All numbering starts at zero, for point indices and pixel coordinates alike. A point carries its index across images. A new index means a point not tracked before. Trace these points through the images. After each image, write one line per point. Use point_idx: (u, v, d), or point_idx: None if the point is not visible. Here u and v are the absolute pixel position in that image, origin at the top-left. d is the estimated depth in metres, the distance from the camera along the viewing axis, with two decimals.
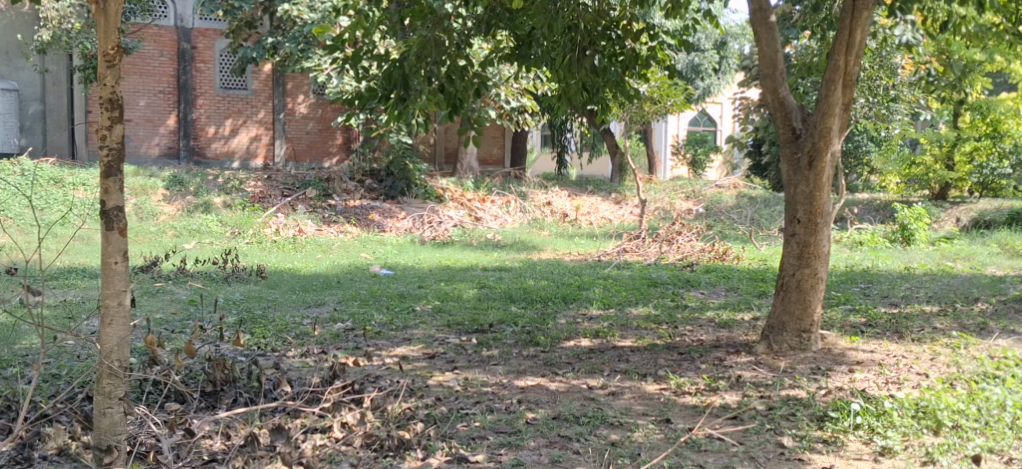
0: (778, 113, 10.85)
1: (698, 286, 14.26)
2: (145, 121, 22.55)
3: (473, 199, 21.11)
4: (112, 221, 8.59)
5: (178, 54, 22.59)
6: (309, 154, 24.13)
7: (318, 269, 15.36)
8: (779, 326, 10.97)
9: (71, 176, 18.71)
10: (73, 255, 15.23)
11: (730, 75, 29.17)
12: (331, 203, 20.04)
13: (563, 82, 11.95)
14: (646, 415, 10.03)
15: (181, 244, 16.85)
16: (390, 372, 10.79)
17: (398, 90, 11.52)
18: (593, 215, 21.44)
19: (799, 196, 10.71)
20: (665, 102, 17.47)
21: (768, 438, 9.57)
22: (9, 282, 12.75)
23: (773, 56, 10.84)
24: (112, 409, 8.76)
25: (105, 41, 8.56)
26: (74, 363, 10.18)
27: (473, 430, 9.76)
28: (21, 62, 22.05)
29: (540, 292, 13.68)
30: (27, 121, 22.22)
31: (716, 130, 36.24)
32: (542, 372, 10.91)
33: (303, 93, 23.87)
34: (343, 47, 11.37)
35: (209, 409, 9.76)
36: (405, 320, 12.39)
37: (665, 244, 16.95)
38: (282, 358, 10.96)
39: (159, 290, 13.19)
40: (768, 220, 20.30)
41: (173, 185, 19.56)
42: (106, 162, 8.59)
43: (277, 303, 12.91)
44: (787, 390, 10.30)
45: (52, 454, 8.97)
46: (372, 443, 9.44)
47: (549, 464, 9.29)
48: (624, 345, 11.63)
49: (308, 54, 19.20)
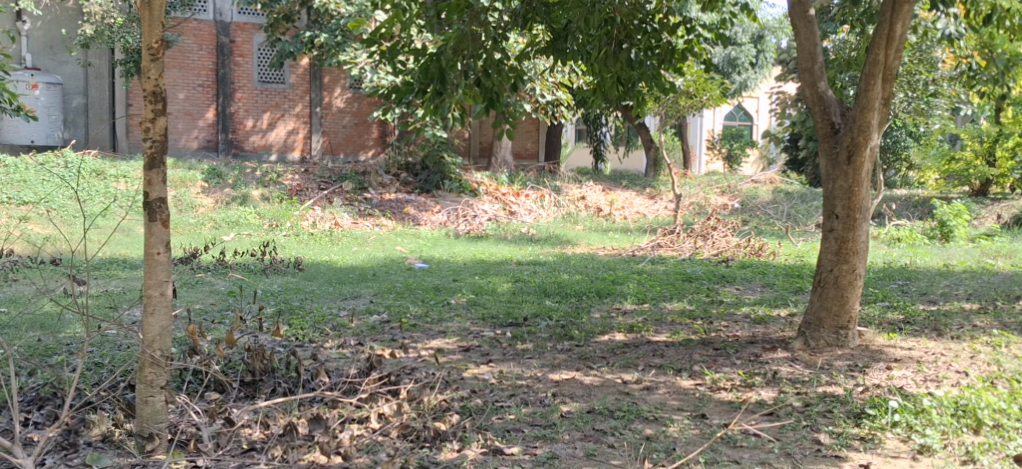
0: (817, 107, 10.84)
1: (734, 281, 14.24)
2: (183, 115, 22.73)
3: (508, 193, 21.13)
4: (155, 212, 8.70)
5: (217, 48, 22.75)
6: (345, 147, 24.19)
7: (354, 262, 15.39)
8: (816, 322, 10.94)
9: (112, 168, 18.85)
10: (114, 247, 15.40)
11: (767, 69, 29.08)
12: (366, 196, 20.13)
13: (600, 76, 12.05)
14: (681, 410, 10.04)
15: (220, 236, 16.97)
16: (426, 365, 10.87)
17: (435, 84, 11.56)
18: (628, 210, 21.45)
19: (837, 191, 10.68)
20: (701, 96, 17.40)
21: (805, 435, 9.57)
22: (53, 272, 12.92)
23: (812, 49, 10.80)
24: (154, 397, 8.86)
25: (149, 35, 8.65)
26: (117, 352, 10.32)
27: (508, 423, 9.80)
28: (65, 56, 22.26)
29: (574, 287, 13.71)
30: (71, 114, 22.45)
31: (752, 124, 36.12)
32: (577, 366, 10.94)
33: (340, 87, 23.96)
34: (379, 42, 11.42)
35: (248, 399, 9.87)
36: (440, 313, 12.47)
37: (700, 239, 16.88)
38: (320, 349, 11.05)
39: (198, 281, 13.32)
40: (805, 215, 20.23)
41: (211, 177, 19.60)
42: (149, 154, 8.70)
43: (314, 295, 13.02)
44: (823, 387, 10.27)
45: (96, 440, 9.09)
46: (407, 434, 9.49)
47: (584, 457, 9.33)
48: (659, 340, 11.66)
49: (344, 47, 19.30)
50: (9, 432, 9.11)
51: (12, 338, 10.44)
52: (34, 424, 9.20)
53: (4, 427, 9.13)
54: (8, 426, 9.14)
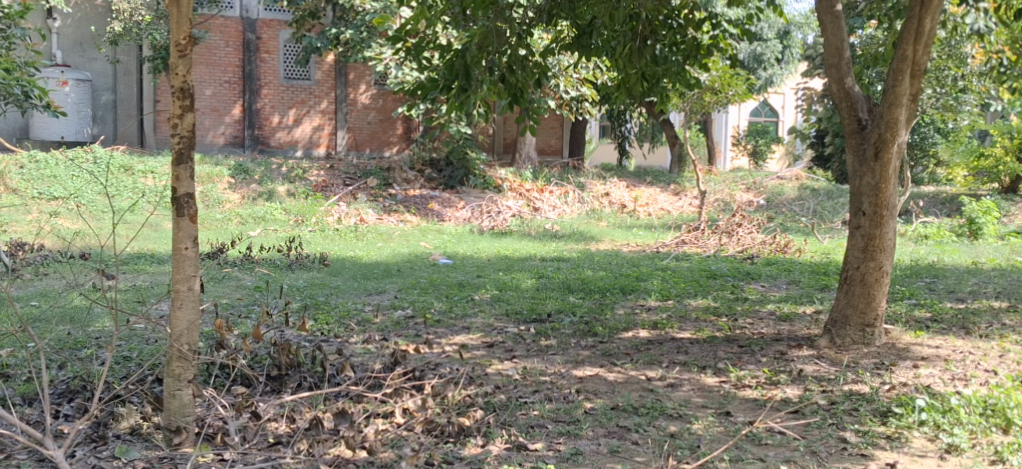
0: (843, 103, 10.80)
1: (759, 278, 14.21)
2: (210, 111, 22.84)
3: (532, 189, 21.12)
4: (183, 208, 8.74)
5: (243, 45, 22.83)
6: (370, 143, 24.25)
7: (378, 257, 15.45)
8: (842, 320, 10.91)
9: (140, 163, 18.93)
10: (143, 242, 15.48)
11: (793, 65, 28.98)
12: (391, 192, 20.19)
13: (624, 72, 12.12)
14: (705, 407, 10.04)
15: (247, 232, 17.04)
16: (451, 360, 10.89)
17: (459, 81, 11.60)
18: (652, 206, 21.41)
19: (864, 188, 10.65)
20: (727, 92, 17.33)
21: (831, 433, 9.55)
22: (83, 267, 13.02)
23: (839, 45, 10.76)
24: (181, 391, 8.92)
25: (177, 31, 8.69)
26: (145, 346, 10.39)
27: (532, 418, 9.82)
28: (94, 53, 22.38)
29: (598, 283, 13.72)
30: (99, 110, 22.61)
31: (778, 120, 35.98)
32: (600, 362, 10.95)
33: (365, 83, 24.00)
34: (404, 38, 11.46)
35: (274, 393, 9.92)
36: (464, 308, 12.50)
37: (724, 236, 16.85)
38: (345, 344, 11.08)
39: (225, 276, 13.38)
40: (831, 212, 20.15)
41: (238, 173, 19.66)
42: (177, 150, 8.75)
43: (339, 290, 13.06)
44: (849, 385, 10.24)
45: (124, 433, 9.15)
46: (432, 429, 9.53)
47: (607, 454, 9.34)
48: (683, 337, 11.65)
49: (369, 43, 19.34)
50: (39, 424, 9.17)
51: (42, 331, 10.54)
52: (65, 416, 9.28)
53: (35, 419, 9.20)
54: (39, 418, 9.22)
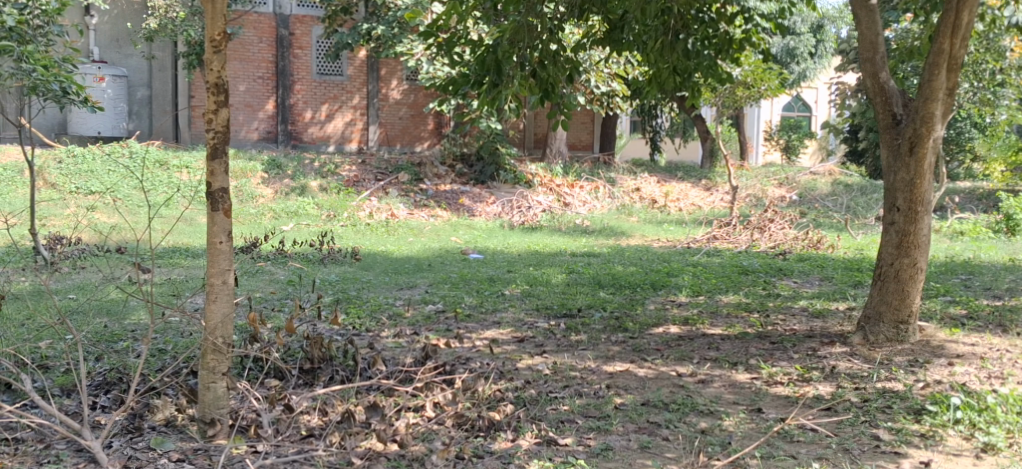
0: (878, 98, 10.74)
1: (792, 274, 14.15)
2: (244, 106, 22.96)
3: (562, 184, 21.12)
4: (217, 202, 8.80)
5: (277, 40, 22.93)
6: (402, 138, 24.28)
7: (409, 252, 15.49)
8: (875, 317, 10.84)
9: (175, 158, 19.03)
10: (178, 236, 15.58)
11: (827, 59, 28.87)
12: (422, 187, 20.24)
13: (655, 66, 12.09)
14: (737, 404, 10.02)
15: (280, 226, 17.11)
16: (481, 355, 10.91)
17: (491, 76, 11.51)
18: (683, 201, 21.35)
19: (899, 184, 10.59)
20: (759, 87, 17.24)
21: (864, 430, 9.51)
22: (119, 261, 13.16)
23: (874, 39, 10.71)
24: (216, 384, 8.99)
25: (211, 27, 8.73)
26: (179, 338, 10.48)
27: (562, 413, 9.82)
28: (129, 49, 22.52)
29: (629, 279, 13.71)
30: (135, 105, 22.75)
31: (811, 115, 35.83)
32: (631, 358, 10.94)
33: (396, 79, 23.98)
34: (436, 33, 11.47)
35: (307, 386, 9.96)
36: (495, 303, 12.51)
37: (756, 232, 16.77)
38: (376, 337, 11.12)
39: (259, 270, 13.46)
40: (865, 207, 20.02)
41: (271, 168, 19.72)
42: (212, 145, 8.80)
43: (371, 284, 13.11)
44: (882, 382, 10.19)
45: (160, 425, 9.22)
46: (462, 423, 9.55)
47: (638, 449, 9.33)
48: (714, 333, 11.63)
49: (400, 38, 19.44)
50: (77, 415, 9.25)
51: (79, 323, 10.64)
52: (101, 407, 9.36)
53: (72, 410, 9.28)
54: (76, 409, 9.30)
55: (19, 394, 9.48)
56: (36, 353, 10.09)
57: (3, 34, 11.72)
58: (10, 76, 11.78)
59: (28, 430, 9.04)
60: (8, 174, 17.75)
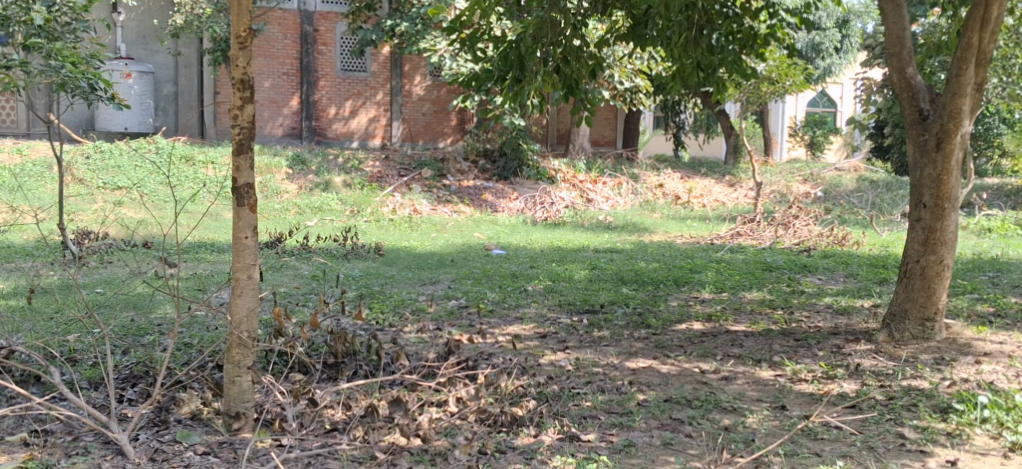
0: (904, 93, 10.68)
1: (816, 271, 14.10)
2: (269, 102, 23.06)
3: (585, 181, 21.12)
4: (243, 197, 8.82)
5: (301, 37, 22.97)
6: (425, 134, 24.29)
7: (433, 248, 15.49)
8: (901, 314, 10.77)
9: (200, 154, 19.09)
10: (203, 231, 15.63)
11: (852, 54, 28.73)
12: (445, 183, 20.26)
13: (679, 62, 11.99)
14: (760, 401, 9.98)
15: (304, 222, 17.15)
16: (503, 350, 10.90)
17: (514, 72, 11.56)
18: (707, 198, 21.29)
19: (925, 180, 10.53)
20: (784, 83, 17.16)
21: (889, 428, 9.47)
22: (145, 257, 13.24)
23: (901, 33, 10.65)
24: (241, 377, 9.03)
25: (238, 23, 8.76)
26: (205, 333, 10.54)
27: (585, 409, 9.81)
28: (156, 46, 22.62)
29: (651, 275, 13.68)
30: (162, 101, 22.85)
31: (836, 111, 35.66)
32: (654, 354, 10.92)
33: (420, 75, 24.01)
34: (459, 29, 11.44)
35: (331, 381, 9.98)
36: (517, 299, 12.51)
37: (781, 228, 16.71)
38: (400, 333, 11.13)
39: (283, 265, 13.50)
40: (891, 204, 19.91)
41: (296, 164, 19.74)
42: (237, 140, 8.81)
43: (394, 280, 13.14)
44: (908, 380, 10.14)
45: (186, 418, 9.26)
46: (485, 419, 9.55)
47: (660, 446, 9.32)
48: (738, 330, 11.60)
49: (424, 35, 19.42)
50: (104, 407, 9.31)
51: (107, 317, 10.71)
52: (128, 400, 9.41)
53: (100, 402, 9.34)
54: (104, 401, 9.36)
55: (48, 387, 9.55)
56: (65, 346, 10.16)
57: (32, 32, 12.02)
58: (39, 73, 11.94)
59: (57, 422, 9.10)
60: (37, 169, 17.85)
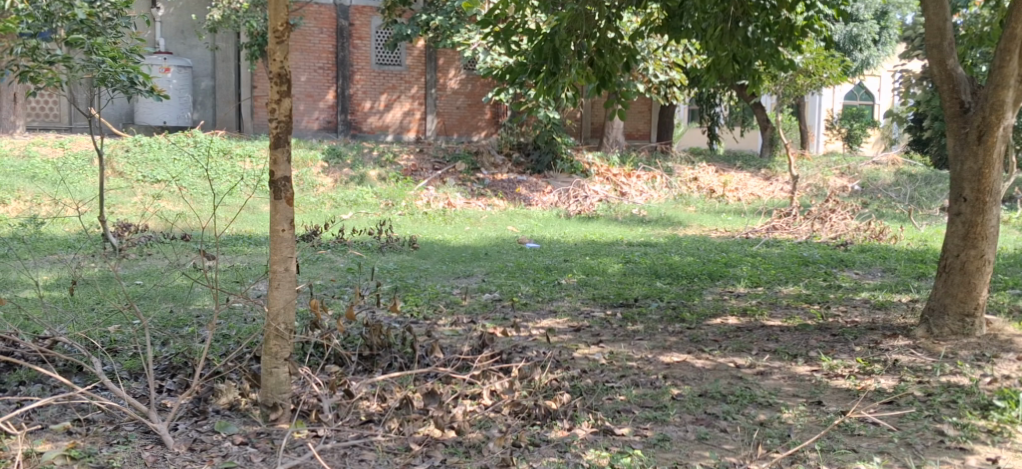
0: (945, 85, 10.56)
1: (853, 266, 13.98)
2: (305, 96, 23.01)
3: (619, 174, 21.06)
4: (281, 190, 8.83)
5: (337, 31, 22.98)
6: (459, 128, 24.37)
7: (466, 241, 15.47)
8: (940, 309, 10.64)
9: (238, 147, 19.15)
10: (241, 224, 15.69)
11: (891, 46, 28.46)
12: (479, 176, 20.25)
13: (715, 53, 11.92)
14: (796, 396, 9.91)
15: (339, 215, 17.19)
16: (537, 344, 10.87)
17: (548, 65, 11.43)
18: (742, 191, 21.17)
19: (966, 173, 10.41)
20: (821, 75, 17.02)
21: (927, 425, 9.37)
22: (184, 249, 13.30)
23: (942, 25, 10.53)
24: (278, 369, 9.04)
25: (274, 18, 8.77)
26: (243, 324, 10.58)
27: (619, 403, 9.77)
28: (194, 41, 22.67)
29: (686, 269, 13.62)
30: (199, 96, 22.86)
31: (874, 103, 35.41)
32: (688, 348, 10.86)
33: (454, 68, 24.03)
34: (493, 23, 11.42)
35: (366, 373, 9.99)
36: (551, 292, 12.48)
37: (817, 222, 16.58)
38: (434, 325, 11.13)
39: (319, 258, 13.53)
40: (929, 198, 19.72)
41: (331, 157, 19.74)
42: (275, 134, 8.82)
43: (429, 273, 13.14)
44: (947, 377, 10.03)
45: (223, 408, 9.29)
46: (519, 412, 9.52)
47: (695, 441, 9.26)
48: (774, 324, 11.52)
49: (458, 28, 19.39)
50: (144, 397, 9.35)
51: (146, 308, 10.78)
52: (167, 391, 9.46)
53: (140, 393, 9.37)
54: (143, 392, 9.39)
55: (89, 377, 9.60)
56: (105, 337, 10.21)
57: (75, 27, 12.13)
58: (81, 68, 12.01)
59: (98, 411, 9.14)
60: (78, 163, 17.96)
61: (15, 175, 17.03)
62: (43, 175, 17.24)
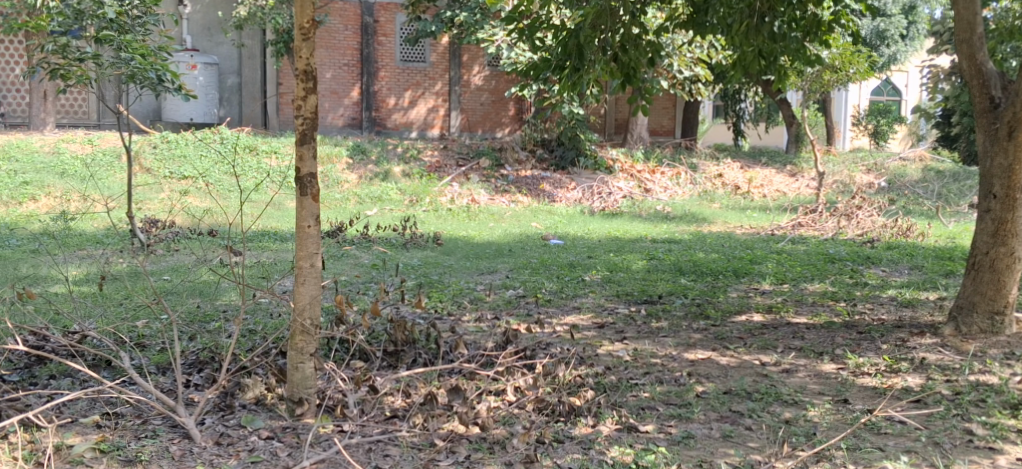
0: (974, 81, 10.48)
1: (880, 263, 13.89)
2: (330, 94, 23.02)
3: (643, 171, 20.99)
4: (306, 187, 8.81)
5: (362, 28, 22.98)
6: (483, 125, 24.33)
7: (490, 238, 15.44)
8: (969, 307, 10.54)
9: (263, 144, 19.18)
10: (267, 220, 15.71)
11: (919, 41, 28.29)
12: (503, 173, 20.22)
13: (741, 49, 11.83)
14: (822, 394, 9.84)
15: (364, 211, 17.18)
16: (561, 340, 10.82)
17: (572, 61, 11.38)
18: (768, 187, 21.08)
19: (996, 169, 10.32)
20: (848, 70, 16.91)
21: (955, 424, 9.29)
22: (211, 245, 13.33)
23: (971, 19, 10.44)
24: (304, 364, 9.04)
25: (301, 15, 8.75)
26: (268, 320, 10.59)
27: (643, 400, 9.72)
28: (220, 38, 22.78)
29: (710, 266, 13.55)
30: (226, 93, 23.00)
31: (902, 99, 35.22)
32: (713, 346, 10.80)
33: (478, 64, 24.05)
34: (518, 19, 11.40)
35: (390, 369, 9.97)
36: (575, 289, 12.43)
37: (844, 219, 16.47)
38: (458, 321, 11.10)
39: (344, 254, 13.53)
40: (957, 195, 19.59)
41: (356, 153, 19.72)
42: (301, 131, 8.80)
43: (453, 269, 13.11)
44: (976, 375, 9.94)
45: (250, 403, 9.29)
46: (543, 408, 9.48)
47: (720, 438, 9.20)
48: (799, 322, 11.44)
49: (483, 25, 19.35)
50: (171, 392, 9.36)
51: (174, 304, 10.79)
52: (195, 385, 9.47)
53: (168, 387, 9.39)
54: (171, 386, 9.40)
55: (118, 371, 9.62)
56: (133, 331, 10.24)
57: (104, 25, 12.10)
58: (110, 65, 12.16)
59: (127, 405, 9.16)
60: (106, 159, 18.02)
61: (44, 172, 17.10)
62: (73, 171, 17.30)
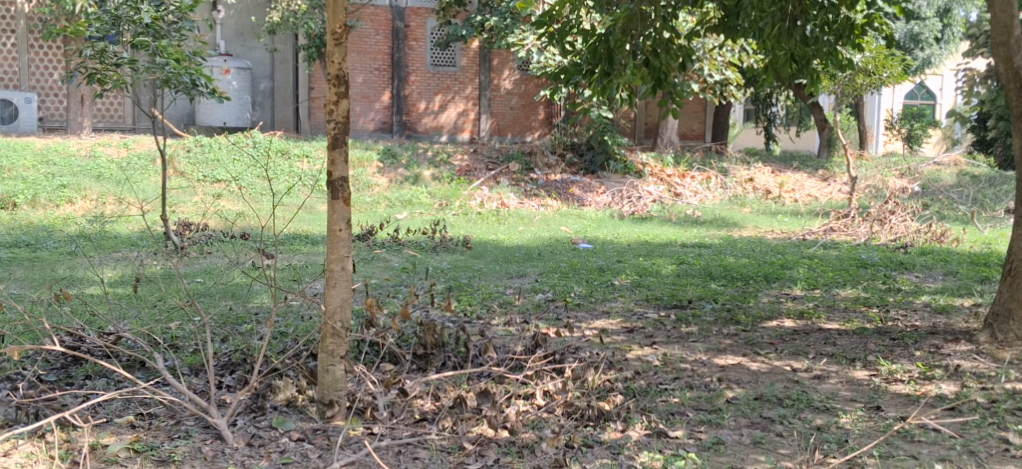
0: (1012, 84, 10.33)
1: (913, 268, 13.76)
2: (361, 97, 22.99)
3: (673, 175, 20.89)
4: (338, 190, 8.81)
5: (392, 33, 22.98)
6: (513, 128, 24.33)
7: (519, 242, 15.40)
8: (1005, 314, 10.37)
9: (295, 147, 19.21)
10: (299, 223, 15.74)
11: (954, 44, 28.07)
12: (533, 176, 20.20)
13: (772, 53, 11.66)
14: (854, 401, 9.75)
15: (395, 215, 17.17)
16: (591, 344, 10.78)
17: (602, 65, 11.37)
18: (799, 192, 20.95)
19: None
20: (881, 74, 16.81)
21: (991, 433, 9.19)
22: (243, 248, 13.37)
23: (1009, 22, 10.28)
24: (334, 366, 9.02)
25: (333, 20, 8.77)
26: (300, 322, 10.60)
27: (673, 406, 9.65)
28: (253, 42, 22.84)
29: (741, 271, 13.46)
30: (258, 97, 23.00)
31: (936, 103, 35.09)
32: (744, 351, 10.73)
33: (508, 69, 24.11)
34: (548, 23, 11.38)
35: (420, 371, 9.94)
36: (604, 293, 12.37)
37: (876, 224, 16.31)
38: (487, 325, 11.07)
39: (375, 257, 13.55)
40: (993, 200, 19.40)
41: (386, 157, 19.70)
42: (332, 135, 8.80)
43: (482, 272, 13.08)
44: (1012, 383, 9.83)
45: (281, 405, 9.28)
46: (572, 412, 9.44)
47: (750, 445, 9.12)
48: (831, 328, 11.35)
49: (513, 29, 19.33)
50: (204, 393, 9.36)
51: (207, 305, 10.81)
52: (227, 387, 9.47)
53: (200, 388, 9.39)
54: (204, 387, 9.41)
55: (152, 372, 9.63)
56: (166, 333, 10.26)
57: (140, 31, 12.17)
58: (145, 70, 12.12)
59: (161, 405, 9.18)
60: (141, 162, 18.13)
61: (80, 174, 17.21)
62: (108, 174, 17.42)
